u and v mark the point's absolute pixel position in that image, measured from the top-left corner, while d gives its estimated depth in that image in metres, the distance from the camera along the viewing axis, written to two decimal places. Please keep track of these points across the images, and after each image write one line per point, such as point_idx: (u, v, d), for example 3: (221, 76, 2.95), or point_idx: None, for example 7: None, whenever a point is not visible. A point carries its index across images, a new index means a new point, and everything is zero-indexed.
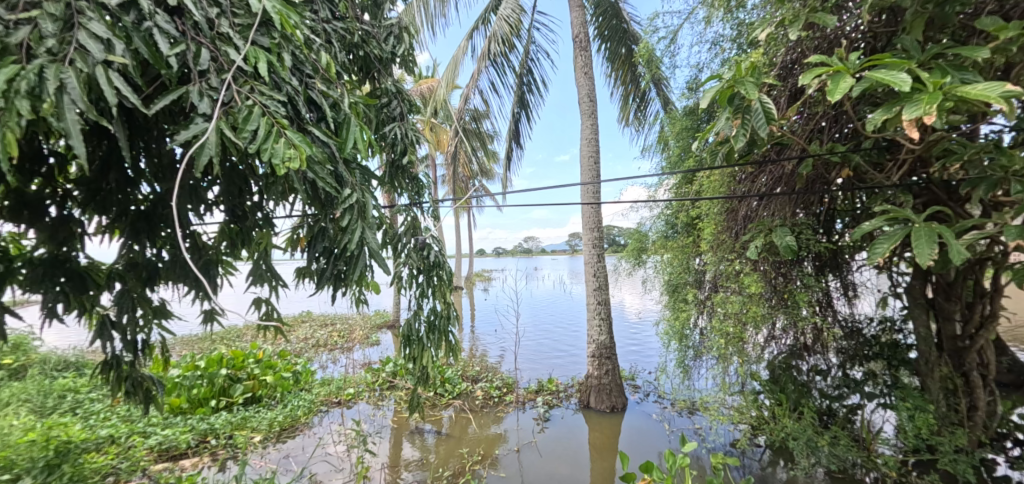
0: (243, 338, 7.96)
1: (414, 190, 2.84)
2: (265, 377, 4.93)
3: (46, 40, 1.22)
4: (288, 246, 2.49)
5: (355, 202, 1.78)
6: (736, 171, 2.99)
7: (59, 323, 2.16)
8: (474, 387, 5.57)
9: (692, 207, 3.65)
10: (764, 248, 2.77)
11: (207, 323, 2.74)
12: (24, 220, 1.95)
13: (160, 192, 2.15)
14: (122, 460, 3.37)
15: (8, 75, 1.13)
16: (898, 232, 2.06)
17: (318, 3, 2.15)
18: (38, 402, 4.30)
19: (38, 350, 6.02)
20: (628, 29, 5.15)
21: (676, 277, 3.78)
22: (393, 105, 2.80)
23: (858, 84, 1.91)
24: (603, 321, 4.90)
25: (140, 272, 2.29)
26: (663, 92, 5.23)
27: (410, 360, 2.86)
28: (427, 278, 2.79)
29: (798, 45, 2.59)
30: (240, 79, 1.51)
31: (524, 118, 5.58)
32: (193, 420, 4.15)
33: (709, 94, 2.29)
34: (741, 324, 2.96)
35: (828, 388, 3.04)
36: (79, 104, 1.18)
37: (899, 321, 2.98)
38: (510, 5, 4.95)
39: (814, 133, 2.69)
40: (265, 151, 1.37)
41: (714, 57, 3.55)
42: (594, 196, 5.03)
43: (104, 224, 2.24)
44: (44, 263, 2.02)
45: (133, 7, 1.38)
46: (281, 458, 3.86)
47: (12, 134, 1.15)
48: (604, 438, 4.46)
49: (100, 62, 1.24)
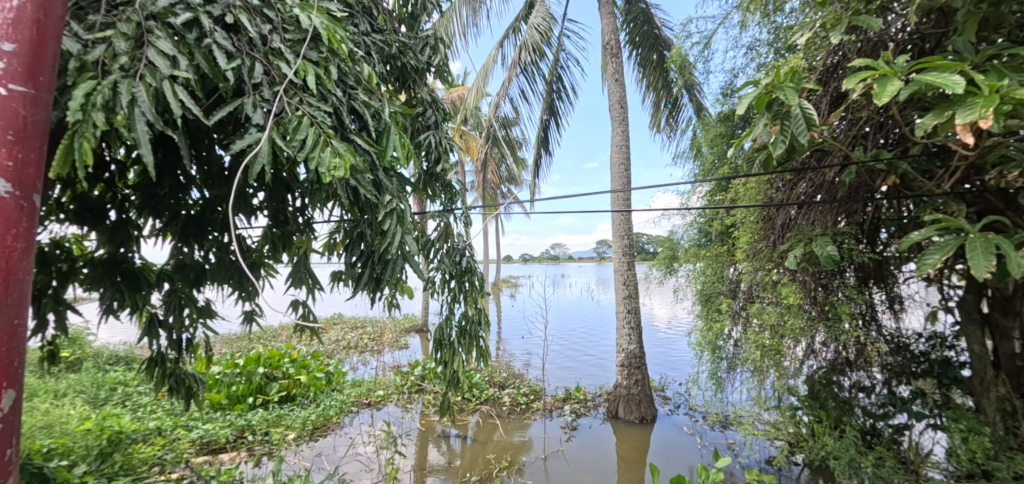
0: (279, 338, 8.27)
1: (447, 197, 2.88)
2: (299, 376, 5.13)
3: (120, 57, 1.29)
4: (325, 249, 2.59)
5: (395, 208, 1.81)
6: (774, 178, 2.96)
7: (114, 320, 2.33)
8: (501, 393, 5.61)
9: (726, 215, 3.59)
10: (804, 258, 2.69)
11: (248, 324, 2.87)
12: (87, 223, 2.10)
13: (208, 198, 2.30)
14: (168, 451, 3.54)
15: (87, 90, 1.20)
16: (950, 242, 1.96)
17: (358, 17, 2.25)
18: (91, 394, 4.58)
19: (92, 345, 6.44)
20: (660, 34, 5.10)
21: (709, 286, 3.73)
22: (427, 114, 2.85)
23: (906, 88, 1.84)
24: (632, 330, 4.85)
25: (187, 273, 2.43)
26: (696, 98, 5.14)
27: (441, 364, 2.90)
28: (459, 284, 2.80)
29: (840, 48, 2.52)
30: (290, 91, 1.58)
31: (554, 125, 5.61)
32: (232, 416, 4.33)
33: (746, 100, 2.23)
34: (778, 337, 2.92)
35: (873, 406, 2.94)
36: (148, 114, 1.24)
37: (951, 337, 2.81)
38: (541, 14, 5.03)
39: (858, 139, 2.61)
40: (313, 160, 1.43)
41: (750, 62, 3.48)
42: (625, 203, 4.98)
43: (157, 227, 2.40)
44: (104, 263, 2.22)
45: (195, 25, 1.46)
46: (313, 456, 3.96)
47: (88, 145, 1.21)
48: (632, 450, 4.36)
49: (167, 76, 1.31)
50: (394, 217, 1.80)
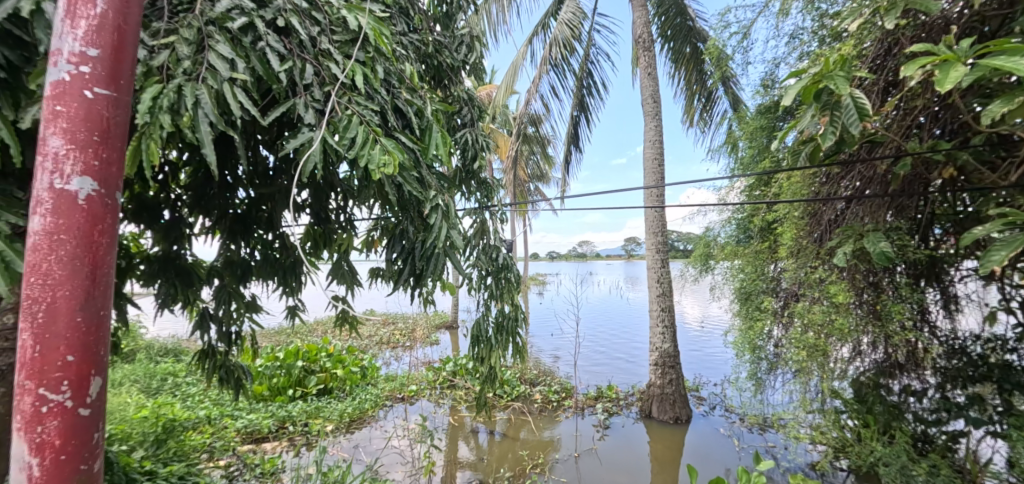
0: (315, 333, 8.55)
1: (483, 194, 2.90)
2: (336, 370, 5.29)
3: (183, 61, 1.35)
4: (364, 246, 2.65)
5: (440, 204, 1.84)
6: (819, 172, 2.83)
7: (168, 314, 2.44)
8: (533, 390, 5.61)
9: (768, 211, 3.47)
10: (855, 254, 2.56)
11: (291, 318, 2.97)
12: (144, 221, 2.21)
13: (254, 197, 2.39)
14: (216, 439, 3.71)
15: (154, 93, 1.26)
16: (1018, 237, 1.80)
17: (396, 17, 2.29)
18: (145, 383, 4.86)
19: (144, 337, 6.81)
20: (693, 26, 4.95)
21: (748, 284, 3.62)
22: (463, 111, 2.88)
23: (971, 74, 1.72)
24: (666, 329, 4.76)
25: (235, 270, 2.53)
26: (733, 91, 4.99)
27: (477, 360, 2.92)
28: (496, 281, 2.81)
29: (893, 33, 2.39)
30: (340, 91, 1.62)
31: (584, 121, 5.56)
32: (274, 407, 4.51)
33: (792, 91, 2.13)
34: (823, 335, 2.76)
35: (924, 412, 2.84)
36: (211, 115, 1.30)
37: (1012, 340, 2.54)
38: (571, 9, 4.99)
39: (912, 130, 2.48)
40: (363, 157, 1.46)
41: (792, 51, 3.35)
42: (659, 199, 4.89)
43: (207, 225, 2.51)
44: (159, 259, 2.34)
45: (250, 29, 1.51)
46: (350, 447, 4.07)
47: (155, 146, 1.27)
48: (667, 451, 4.29)
49: (226, 79, 1.37)
50: (440, 212, 1.82)
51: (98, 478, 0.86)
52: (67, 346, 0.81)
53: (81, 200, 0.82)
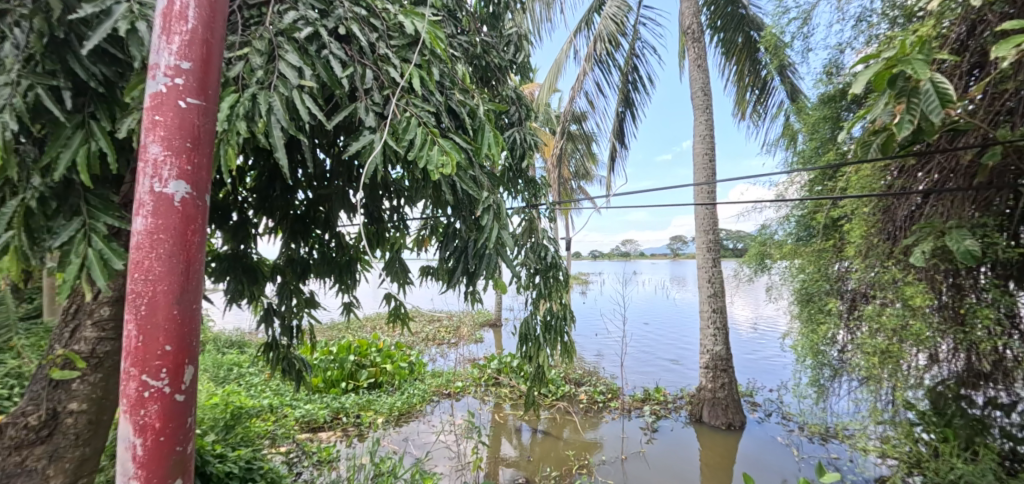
0: (365, 328, 8.88)
1: (530, 193, 2.91)
2: (385, 365, 5.49)
3: (256, 71, 1.44)
4: (415, 245, 2.72)
5: (492, 204, 1.84)
6: (891, 164, 2.64)
7: (236, 308, 2.61)
8: (578, 390, 5.57)
9: (832, 207, 3.27)
10: (937, 253, 2.36)
11: (347, 314, 3.10)
12: (215, 221, 2.37)
13: (312, 198, 2.51)
14: (278, 427, 3.94)
15: (233, 101, 1.35)
16: None
17: (445, 20, 2.33)
18: (214, 372, 5.23)
19: (212, 330, 7.33)
20: (746, 14, 4.68)
21: (810, 285, 3.42)
22: (511, 110, 2.89)
23: None
24: (718, 330, 4.59)
25: (295, 267, 2.69)
26: (790, 80, 4.73)
27: (526, 358, 2.93)
28: (544, 279, 2.80)
29: (979, 11, 2.18)
30: (398, 94, 1.67)
31: (630, 117, 5.45)
32: (328, 398, 4.73)
33: (862, 78, 1.99)
34: (899, 341, 2.59)
35: (1013, 428, 2.52)
36: (283, 121, 1.38)
37: None
38: (616, 3, 4.89)
39: (1002, 116, 2.25)
40: (422, 158, 1.50)
41: (859, 35, 3.13)
42: (710, 196, 4.71)
43: (269, 225, 2.66)
44: (227, 258, 2.48)
45: (315, 38, 1.59)
46: (400, 440, 4.20)
47: (233, 151, 1.36)
48: (720, 457, 4.14)
49: (296, 86, 1.44)
50: (492, 212, 1.83)
51: (191, 462, 0.94)
52: (166, 337, 0.88)
53: (177, 203, 0.89)
